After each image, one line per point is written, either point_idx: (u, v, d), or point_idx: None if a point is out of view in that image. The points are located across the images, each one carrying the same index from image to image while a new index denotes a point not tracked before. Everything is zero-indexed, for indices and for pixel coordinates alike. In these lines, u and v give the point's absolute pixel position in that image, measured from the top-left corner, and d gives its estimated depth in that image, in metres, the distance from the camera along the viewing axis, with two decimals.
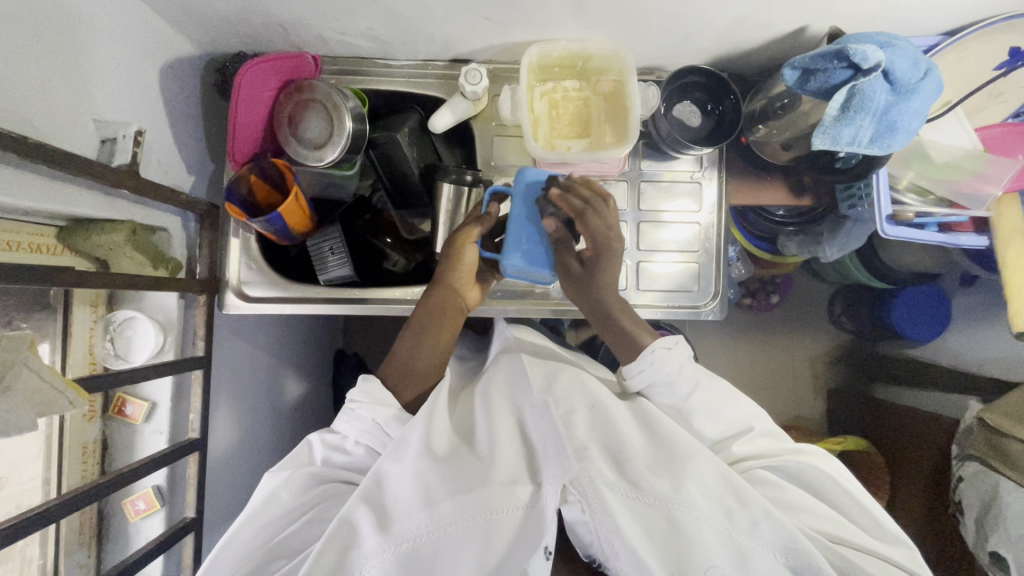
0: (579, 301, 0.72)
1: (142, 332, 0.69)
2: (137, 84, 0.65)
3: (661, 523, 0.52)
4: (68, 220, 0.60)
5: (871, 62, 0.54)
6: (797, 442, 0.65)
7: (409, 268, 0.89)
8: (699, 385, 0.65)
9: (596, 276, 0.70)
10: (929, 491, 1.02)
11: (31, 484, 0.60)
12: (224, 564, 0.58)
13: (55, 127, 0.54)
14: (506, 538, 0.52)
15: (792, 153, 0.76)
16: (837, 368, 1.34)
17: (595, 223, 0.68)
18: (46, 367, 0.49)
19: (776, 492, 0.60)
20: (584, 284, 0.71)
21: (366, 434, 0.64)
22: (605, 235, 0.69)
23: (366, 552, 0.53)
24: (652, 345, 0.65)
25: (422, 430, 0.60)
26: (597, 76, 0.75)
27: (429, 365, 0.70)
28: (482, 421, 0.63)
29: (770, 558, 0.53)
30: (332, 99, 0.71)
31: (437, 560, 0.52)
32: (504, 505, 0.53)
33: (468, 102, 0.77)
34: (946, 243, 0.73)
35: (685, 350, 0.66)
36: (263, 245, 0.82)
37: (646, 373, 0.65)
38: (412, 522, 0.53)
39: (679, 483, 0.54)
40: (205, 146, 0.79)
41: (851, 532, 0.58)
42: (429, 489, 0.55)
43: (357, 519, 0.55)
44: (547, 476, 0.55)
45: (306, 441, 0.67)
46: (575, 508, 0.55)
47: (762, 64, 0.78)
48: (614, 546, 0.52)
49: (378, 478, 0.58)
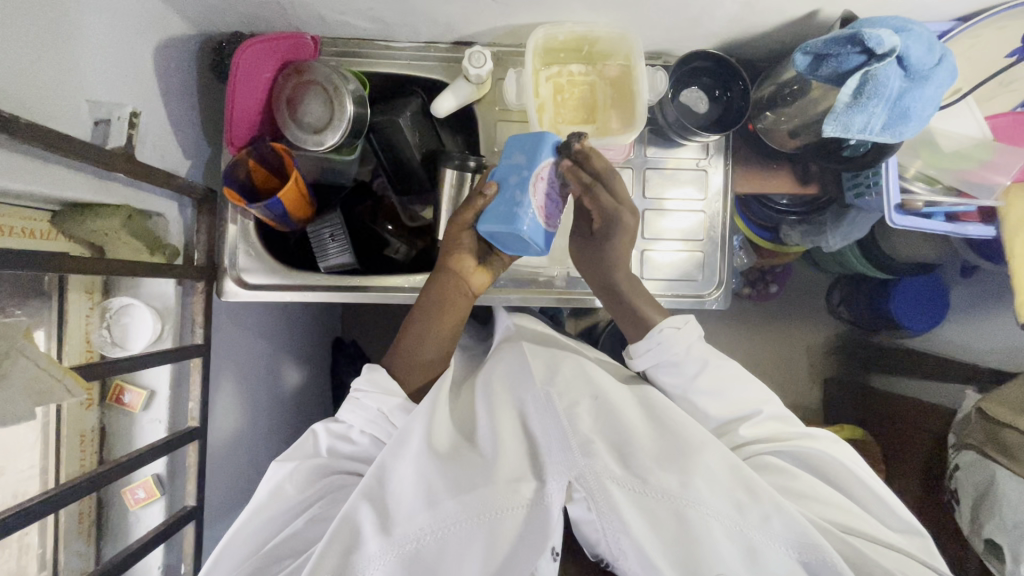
0: (588, 268, 0.72)
1: (138, 319, 0.67)
2: (131, 64, 0.63)
3: (669, 519, 0.52)
4: (62, 204, 0.58)
5: (886, 46, 0.54)
6: (805, 427, 0.65)
7: (411, 256, 0.87)
8: (706, 366, 0.65)
9: (604, 248, 0.69)
10: (925, 479, 1.03)
11: (29, 472, 0.59)
12: (225, 560, 0.58)
13: (47, 107, 0.52)
14: (511, 536, 0.52)
15: (800, 140, 0.75)
16: (834, 357, 1.35)
17: (604, 200, 0.65)
18: (42, 356, 0.48)
19: (786, 481, 0.61)
20: (594, 251, 0.70)
21: (374, 424, 0.64)
22: (616, 211, 0.65)
23: (368, 555, 0.53)
24: (661, 325, 0.65)
25: (423, 427, 0.59)
26: (603, 61, 0.73)
27: (431, 357, 0.70)
28: (482, 414, 0.63)
29: (782, 551, 0.53)
30: (331, 82, 0.70)
31: (443, 559, 0.52)
32: (507, 504, 0.53)
33: (471, 86, 0.75)
34: (953, 233, 0.73)
35: (695, 330, 0.66)
36: (261, 229, 0.81)
37: (654, 352, 0.66)
38: (414, 523, 0.53)
39: (687, 479, 0.54)
40: (201, 128, 0.77)
41: (856, 520, 0.59)
42: (431, 488, 0.54)
43: (359, 518, 0.54)
44: (551, 473, 0.55)
45: (310, 431, 0.66)
46: (582, 506, 0.55)
47: (771, 49, 0.77)
48: (621, 546, 0.52)
49: (381, 474, 0.57)
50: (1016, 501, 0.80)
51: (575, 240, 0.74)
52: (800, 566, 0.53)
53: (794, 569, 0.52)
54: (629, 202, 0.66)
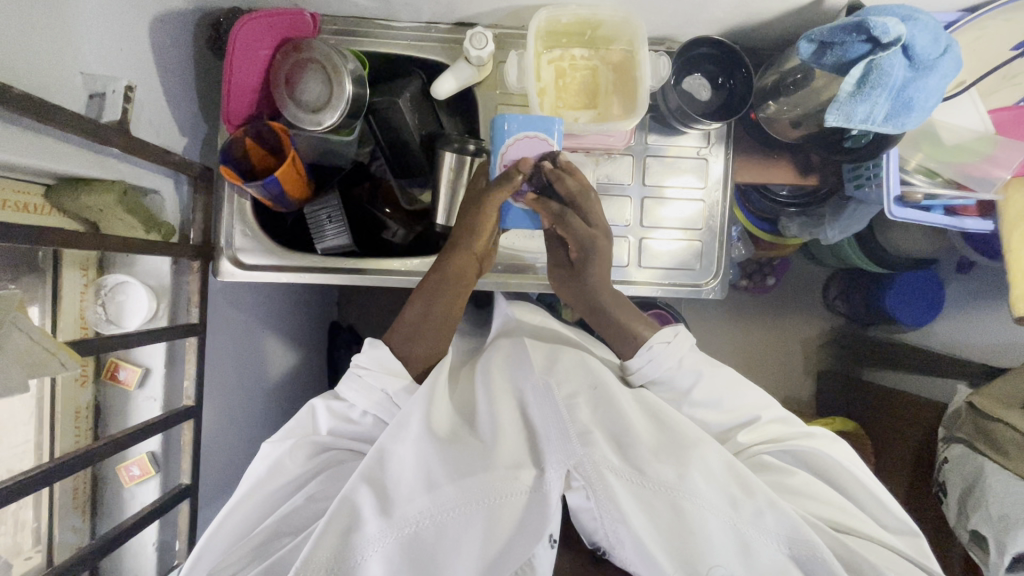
0: (574, 298, 0.74)
1: (134, 297, 0.67)
2: (128, 38, 0.62)
3: (665, 511, 0.53)
4: (55, 178, 0.58)
5: (892, 35, 0.53)
6: (804, 426, 0.66)
7: (409, 239, 0.88)
8: (700, 377, 0.65)
9: (586, 277, 0.71)
10: (913, 470, 1.04)
11: (23, 447, 0.59)
12: (222, 536, 0.59)
13: (41, 77, 0.52)
14: (511, 522, 0.53)
15: (802, 130, 0.75)
16: (828, 350, 1.35)
17: (578, 228, 0.67)
18: (36, 329, 0.48)
19: (780, 477, 0.62)
20: (577, 283, 0.72)
21: (378, 404, 0.64)
22: (589, 237, 0.67)
23: (367, 536, 0.53)
24: (650, 342, 0.65)
25: (422, 410, 0.59)
26: (606, 46, 0.72)
27: (432, 345, 0.69)
28: (483, 401, 0.64)
29: (774, 547, 0.54)
30: (331, 60, 0.69)
31: (441, 545, 0.52)
32: (507, 490, 0.54)
33: (472, 68, 0.74)
34: (950, 227, 0.73)
35: (686, 341, 0.66)
36: (258, 210, 0.79)
37: (647, 368, 0.66)
38: (414, 506, 0.53)
39: (684, 471, 0.54)
40: (197, 105, 0.76)
41: (849, 517, 0.60)
42: (431, 473, 0.55)
43: (358, 499, 0.54)
44: (550, 461, 0.55)
45: (308, 407, 0.65)
46: (580, 495, 0.55)
47: (776, 37, 0.76)
48: (619, 534, 0.52)
49: (380, 456, 0.57)
50: (1001, 494, 0.81)
51: (553, 272, 0.76)
52: (791, 562, 0.54)
53: (784, 562, 0.53)
54: (603, 225, 0.68)
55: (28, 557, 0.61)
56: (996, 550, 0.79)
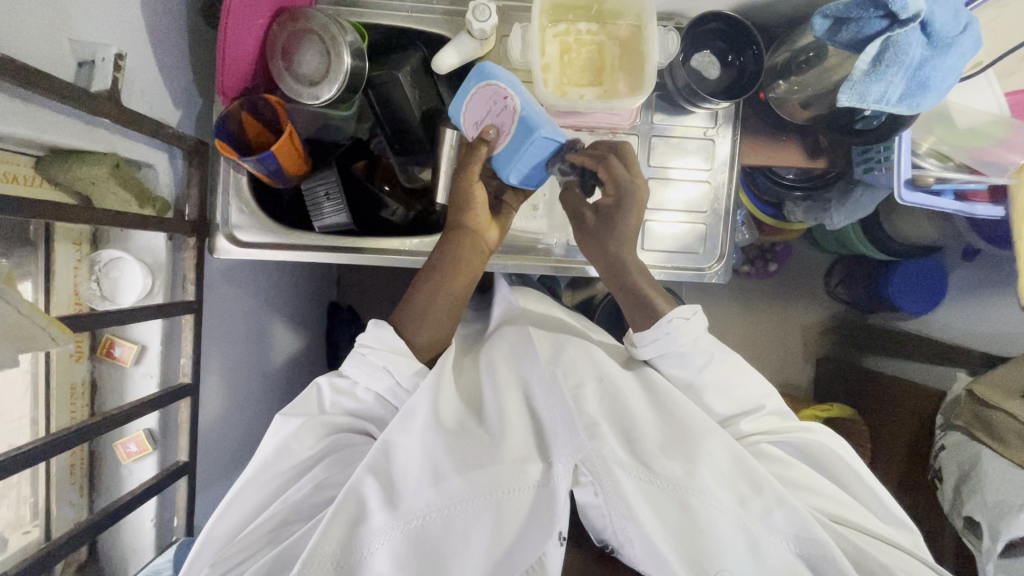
0: (596, 258, 0.69)
1: (128, 273, 0.66)
2: (120, 6, 0.60)
3: (673, 508, 0.52)
4: (46, 149, 0.56)
5: (910, 11, 0.51)
6: (803, 421, 0.66)
7: (407, 219, 0.87)
8: (712, 358, 0.64)
9: (613, 227, 0.67)
10: (911, 456, 1.04)
11: (18, 423, 0.58)
12: (230, 520, 0.59)
13: (29, 42, 0.50)
14: (520, 517, 0.52)
15: (810, 112, 0.73)
16: (829, 336, 1.35)
17: (619, 171, 0.65)
18: (25, 303, 0.47)
19: (781, 469, 0.62)
20: (603, 233, 0.68)
21: (385, 389, 0.64)
22: (627, 181, 0.65)
23: (372, 529, 0.53)
24: (671, 314, 0.62)
25: (428, 401, 0.59)
26: (613, 20, 0.70)
27: (443, 318, 0.67)
28: (490, 392, 0.64)
29: (782, 545, 0.54)
30: (328, 31, 0.66)
31: (446, 539, 0.52)
32: (515, 484, 0.53)
33: (474, 41, 0.72)
34: (961, 212, 0.71)
35: (702, 322, 0.63)
36: (255, 185, 0.78)
37: (662, 340, 0.63)
38: (419, 500, 0.53)
39: (692, 468, 0.54)
40: (191, 77, 0.74)
41: (856, 515, 0.61)
42: (438, 465, 0.55)
43: (364, 491, 0.55)
44: (559, 454, 0.54)
45: (314, 385, 0.65)
46: (588, 491, 0.54)
47: (787, 13, 0.74)
48: (628, 533, 0.52)
49: (385, 449, 0.58)
50: (998, 481, 0.81)
51: (575, 231, 0.71)
52: (800, 561, 0.54)
53: (793, 561, 0.54)
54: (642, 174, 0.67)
55: (26, 531, 0.61)
56: (991, 537, 0.79)
